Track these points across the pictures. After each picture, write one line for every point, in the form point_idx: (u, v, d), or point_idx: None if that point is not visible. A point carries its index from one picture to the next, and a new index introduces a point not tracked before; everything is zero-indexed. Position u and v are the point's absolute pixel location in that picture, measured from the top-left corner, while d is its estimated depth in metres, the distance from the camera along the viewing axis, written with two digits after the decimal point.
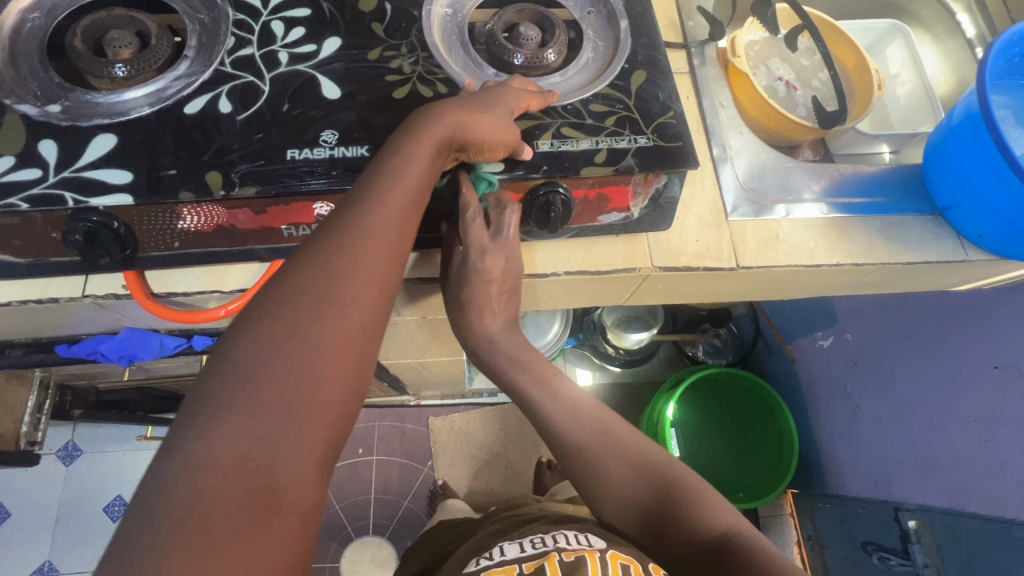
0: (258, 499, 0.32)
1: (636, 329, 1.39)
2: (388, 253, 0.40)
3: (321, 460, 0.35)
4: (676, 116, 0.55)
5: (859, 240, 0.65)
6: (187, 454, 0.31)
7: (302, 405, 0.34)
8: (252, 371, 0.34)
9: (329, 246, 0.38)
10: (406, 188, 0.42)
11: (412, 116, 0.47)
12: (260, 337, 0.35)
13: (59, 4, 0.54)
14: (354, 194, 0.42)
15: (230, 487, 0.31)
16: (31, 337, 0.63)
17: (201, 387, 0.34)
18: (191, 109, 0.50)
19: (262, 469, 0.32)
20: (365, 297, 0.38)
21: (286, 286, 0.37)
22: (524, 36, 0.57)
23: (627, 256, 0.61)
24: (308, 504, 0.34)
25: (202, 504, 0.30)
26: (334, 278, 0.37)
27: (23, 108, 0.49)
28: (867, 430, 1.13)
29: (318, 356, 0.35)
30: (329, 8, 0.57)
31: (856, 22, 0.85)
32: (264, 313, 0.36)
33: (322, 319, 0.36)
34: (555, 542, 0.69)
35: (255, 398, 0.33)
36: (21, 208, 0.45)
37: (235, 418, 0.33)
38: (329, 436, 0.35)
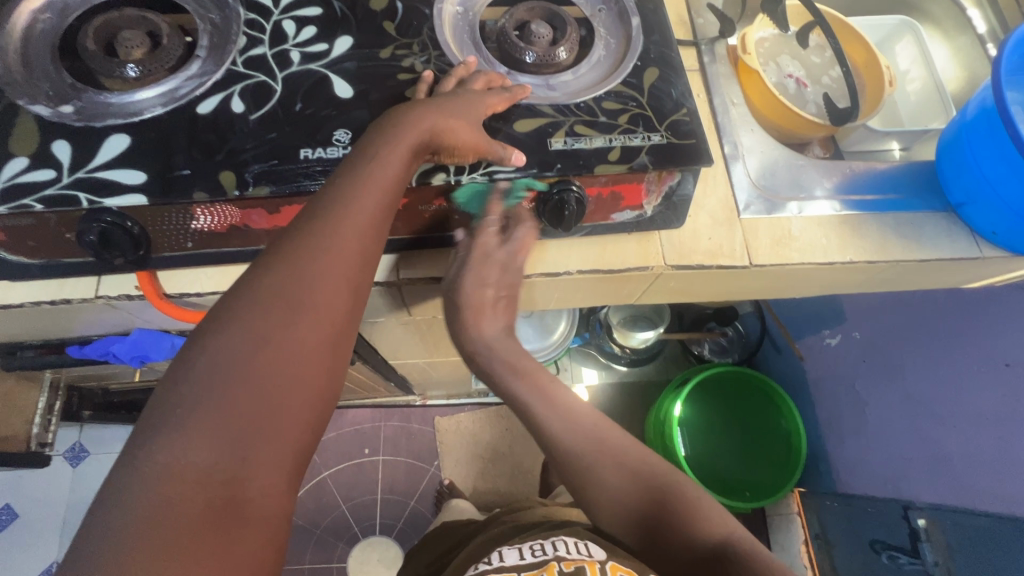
0: (223, 509, 0.32)
1: (642, 328, 1.39)
2: (362, 258, 0.40)
3: (289, 469, 0.35)
4: (690, 113, 0.54)
5: (873, 238, 0.65)
6: (153, 462, 0.32)
7: (269, 413, 0.34)
8: (219, 379, 0.34)
9: (298, 252, 0.39)
10: (378, 194, 0.43)
11: (380, 118, 0.47)
12: (227, 346, 0.35)
13: (70, 4, 0.54)
14: (335, 194, 0.42)
15: (195, 497, 0.31)
16: (44, 338, 0.63)
17: (168, 395, 0.34)
18: (203, 109, 0.50)
19: (229, 477, 0.32)
20: (335, 304, 0.38)
21: (254, 294, 0.37)
22: (536, 34, 0.57)
23: (640, 255, 0.60)
24: (276, 512, 0.34)
25: (165, 514, 0.30)
26: (303, 286, 0.38)
27: (36, 109, 0.49)
28: (877, 429, 1.13)
29: (286, 364, 0.35)
30: (340, 7, 0.56)
31: (866, 18, 0.85)
32: (232, 321, 0.36)
33: (290, 327, 0.36)
34: (555, 549, 0.67)
35: (221, 407, 0.33)
36: (35, 209, 0.45)
37: (200, 427, 0.33)
38: (297, 444, 0.35)
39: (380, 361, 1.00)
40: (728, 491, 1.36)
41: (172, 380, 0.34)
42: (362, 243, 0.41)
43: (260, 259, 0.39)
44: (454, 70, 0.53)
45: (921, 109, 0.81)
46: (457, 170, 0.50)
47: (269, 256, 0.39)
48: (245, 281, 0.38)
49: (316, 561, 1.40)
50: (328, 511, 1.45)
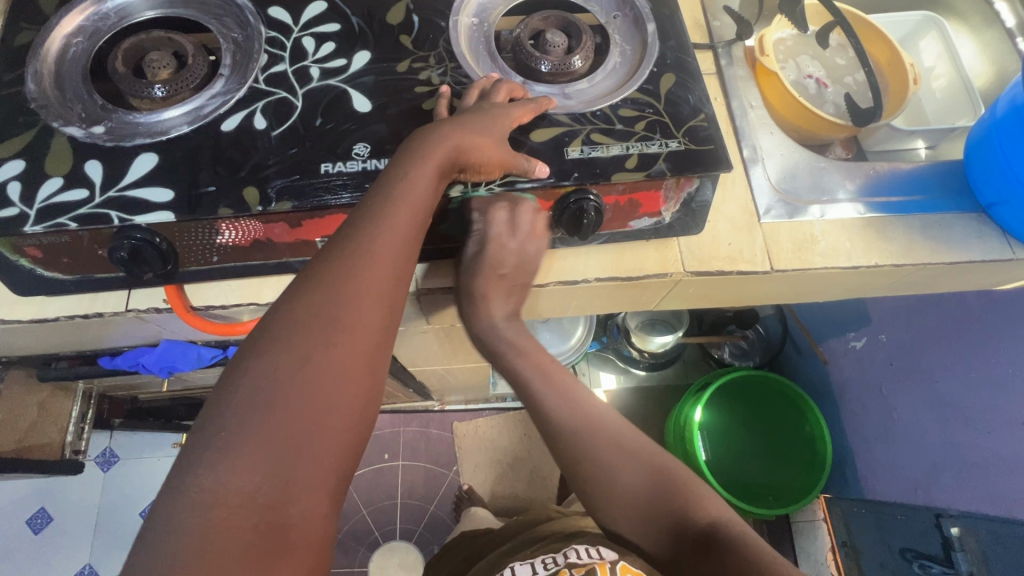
0: (267, 532, 0.32)
1: (661, 332, 1.37)
2: (394, 276, 0.41)
3: (330, 493, 0.35)
4: (708, 118, 0.54)
5: (899, 241, 0.63)
6: (197, 486, 0.32)
7: (311, 435, 0.35)
8: (258, 403, 0.35)
9: (333, 275, 0.39)
10: (408, 214, 0.43)
11: (409, 138, 0.48)
12: (268, 368, 0.36)
13: (100, 28, 0.56)
14: (363, 212, 0.43)
15: (241, 521, 0.32)
16: (77, 350, 0.66)
17: (210, 418, 0.34)
18: (227, 126, 0.52)
19: (272, 502, 0.33)
20: (369, 326, 0.39)
21: (291, 316, 0.38)
22: (551, 43, 0.57)
23: (658, 261, 0.60)
24: (316, 537, 0.34)
25: (214, 539, 0.31)
26: (338, 309, 0.38)
27: (69, 130, 0.51)
28: (906, 433, 1.10)
29: (324, 387, 0.36)
30: (358, 22, 0.57)
31: (887, 15, 0.83)
32: (270, 343, 0.37)
33: (327, 350, 0.37)
34: (566, 557, 0.65)
35: (262, 432, 0.34)
36: (70, 227, 0.46)
37: (243, 450, 0.33)
38: (337, 467, 0.36)
39: (400, 368, 1.01)
40: (754, 497, 1.34)
41: (214, 401, 0.35)
42: (395, 263, 0.41)
43: (296, 281, 0.40)
44: (475, 83, 0.54)
45: (947, 106, 0.79)
46: (475, 183, 0.51)
47: (304, 279, 0.40)
48: (282, 303, 0.39)
49: (338, 565, 1.42)
50: (349, 516, 1.46)
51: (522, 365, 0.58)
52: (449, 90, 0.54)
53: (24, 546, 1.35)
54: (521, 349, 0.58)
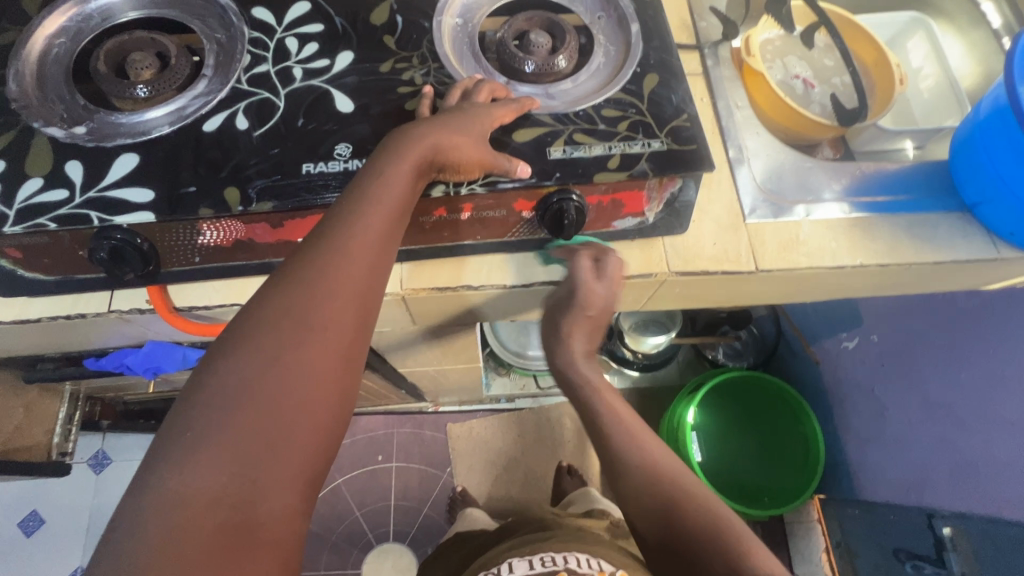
0: (234, 532, 0.32)
1: (654, 333, 1.37)
2: (369, 275, 0.41)
3: (301, 492, 0.35)
4: (690, 118, 0.54)
5: (885, 240, 0.63)
6: (165, 485, 0.32)
7: (281, 434, 0.35)
8: (228, 404, 0.35)
9: (306, 275, 0.39)
10: (384, 214, 0.43)
11: (388, 138, 0.48)
12: (239, 367, 0.36)
13: (83, 28, 0.56)
14: (341, 212, 0.43)
15: (208, 521, 0.32)
16: (62, 351, 0.65)
17: (180, 418, 0.34)
18: (209, 126, 0.51)
19: (241, 502, 0.33)
20: (343, 326, 0.39)
21: (263, 317, 0.38)
22: (535, 43, 0.57)
23: (643, 261, 0.60)
24: (288, 537, 0.34)
25: (180, 539, 0.31)
26: (310, 310, 0.38)
27: (50, 130, 0.50)
28: (899, 434, 1.10)
29: (295, 387, 0.36)
30: (342, 23, 0.57)
31: (874, 16, 0.83)
32: (241, 343, 0.37)
33: (299, 350, 0.37)
34: (566, 561, 0.66)
35: (230, 432, 0.34)
36: (49, 228, 0.46)
37: (212, 450, 0.33)
38: (309, 466, 0.36)
39: (390, 369, 1.00)
40: (751, 499, 1.33)
41: (185, 401, 0.35)
42: (369, 263, 0.41)
43: (270, 281, 0.40)
44: (458, 83, 0.54)
45: (935, 106, 0.80)
46: (457, 182, 0.51)
47: (278, 279, 0.40)
48: (255, 303, 0.39)
49: (331, 567, 1.42)
50: (343, 517, 1.46)
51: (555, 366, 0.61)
52: (432, 91, 0.54)
53: (16, 547, 1.35)
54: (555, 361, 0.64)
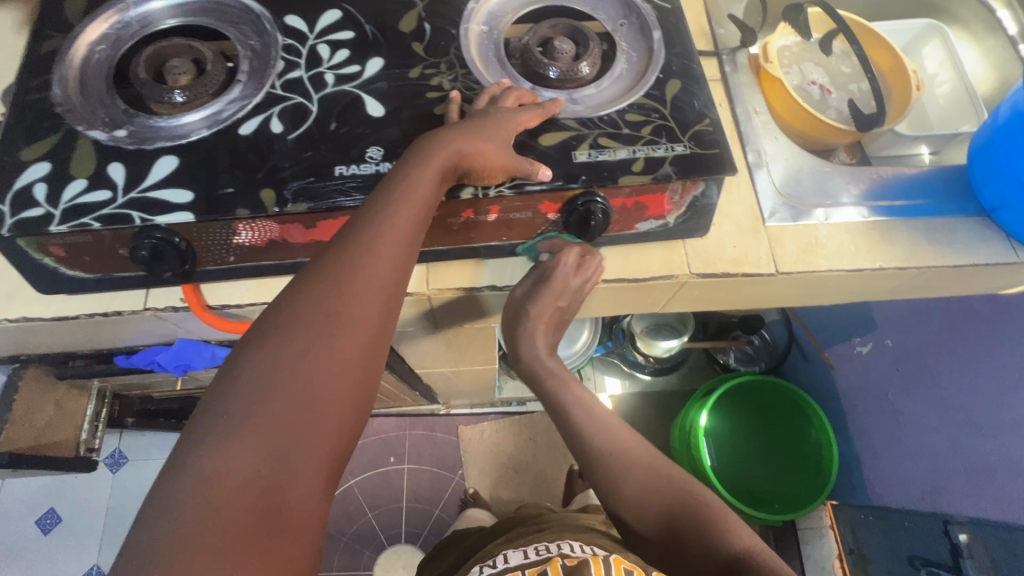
0: (264, 515, 0.33)
1: (666, 337, 1.38)
2: (394, 272, 0.42)
3: (326, 480, 0.36)
4: (713, 123, 0.55)
5: (903, 244, 0.64)
6: (198, 466, 0.34)
7: (309, 425, 0.36)
8: (260, 391, 0.36)
9: (336, 269, 0.40)
10: (410, 215, 0.45)
11: (416, 142, 0.49)
12: (271, 356, 0.37)
13: (123, 36, 0.58)
14: (369, 212, 0.44)
15: (239, 502, 0.33)
16: (93, 348, 0.67)
17: (215, 403, 0.36)
18: (245, 130, 0.53)
19: (270, 485, 0.34)
20: (370, 320, 0.40)
21: (295, 309, 0.39)
22: (559, 50, 0.59)
23: (665, 263, 0.61)
24: (312, 521, 0.35)
25: (213, 519, 0.32)
26: (339, 303, 0.39)
27: (93, 133, 0.52)
28: (915, 439, 1.10)
29: (324, 378, 0.37)
30: (372, 30, 0.59)
31: (889, 23, 0.84)
32: (273, 333, 0.38)
33: (329, 342, 0.38)
34: (560, 548, 0.71)
35: (262, 419, 0.35)
36: (93, 227, 0.48)
37: (245, 435, 0.35)
38: (334, 455, 0.37)
39: (407, 370, 1.02)
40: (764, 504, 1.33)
41: (218, 387, 0.36)
42: (394, 261, 0.42)
43: (301, 274, 0.41)
44: (486, 89, 0.55)
45: (950, 115, 0.81)
46: (485, 185, 0.52)
47: (309, 273, 0.41)
48: (287, 295, 0.41)
49: (344, 567, 1.42)
50: (355, 518, 1.47)
51: (549, 377, 0.63)
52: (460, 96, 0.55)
53: (34, 545, 1.36)
54: (539, 358, 0.64)
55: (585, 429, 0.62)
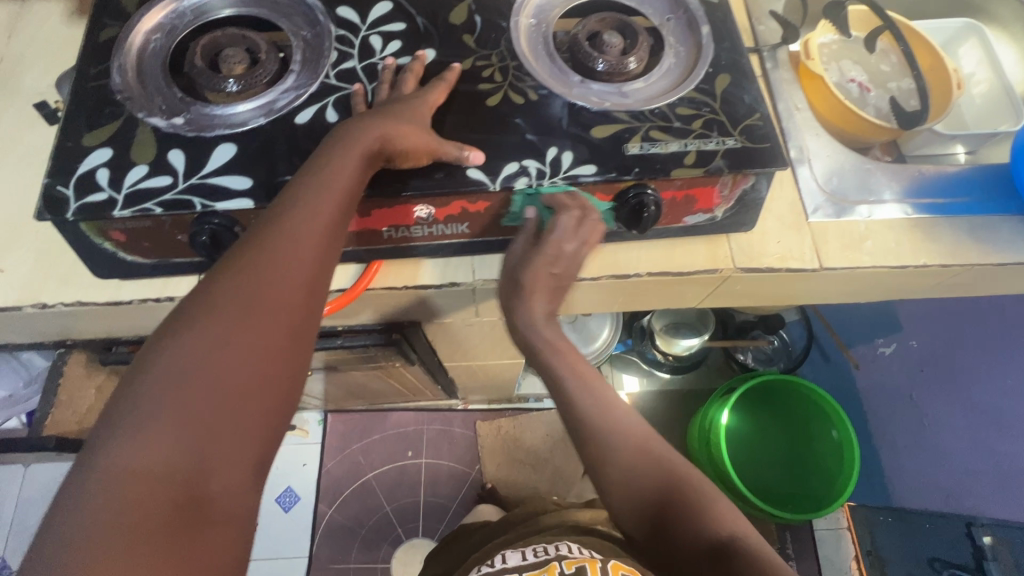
0: (185, 509, 0.32)
1: (686, 335, 1.35)
2: (319, 257, 0.41)
3: (251, 469, 0.36)
4: (763, 117, 0.55)
5: (947, 243, 0.64)
6: (111, 463, 0.32)
7: (231, 415, 0.35)
8: (174, 383, 0.35)
9: (256, 256, 0.39)
10: (335, 200, 0.44)
11: (341, 129, 0.48)
12: (188, 346, 0.36)
13: (178, 25, 0.59)
14: (294, 196, 0.43)
15: (155, 501, 0.32)
16: (137, 335, 0.67)
17: (126, 398, 0.34)
18: (301, 119, 0.54)
19: (190, 479, 0.33)
20: (293, 305, 0.39)
21: (210, 297, 0.38)
22: (608, 44, 0.59)
23: (709, 257, 0.61)
24: (237, 512, 0.35)
25: (127, 516, 0.31)
26: (260, 290, 0.38)
27: (152, 120, 0.53)
28: (935, 439, 1.18)
29: (245, 365, 0.36)
30: (423, 22, 0.59)
31: (927, 21, 0.84)
32: (190, 322, 0.37)
33: (250, 329, 0.37)
34: (558, 550, 0.73)
35: (178, 411, 0.34)
36: (155, 212, 0.49)
37: (162, 427, 0.33)
38: (260, 443, 0.36)
39: (435, 364, 1.02)
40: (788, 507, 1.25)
41: (128, 382, 0.35)
42: (319, 246, 0.42)
43: (220, 262, 0.40)
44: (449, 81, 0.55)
45: (988, 113, 0.80)
46: (539, 175, 0.52)
47: (227, 260, 0.40)
48: (202, 284, 0.39)
49: (362, 560, 1.43)
50: (373, 511, 1.48)
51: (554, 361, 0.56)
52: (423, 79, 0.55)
53: None
54: (549, 331, 0.55)
55: (570, 400, 0.54)
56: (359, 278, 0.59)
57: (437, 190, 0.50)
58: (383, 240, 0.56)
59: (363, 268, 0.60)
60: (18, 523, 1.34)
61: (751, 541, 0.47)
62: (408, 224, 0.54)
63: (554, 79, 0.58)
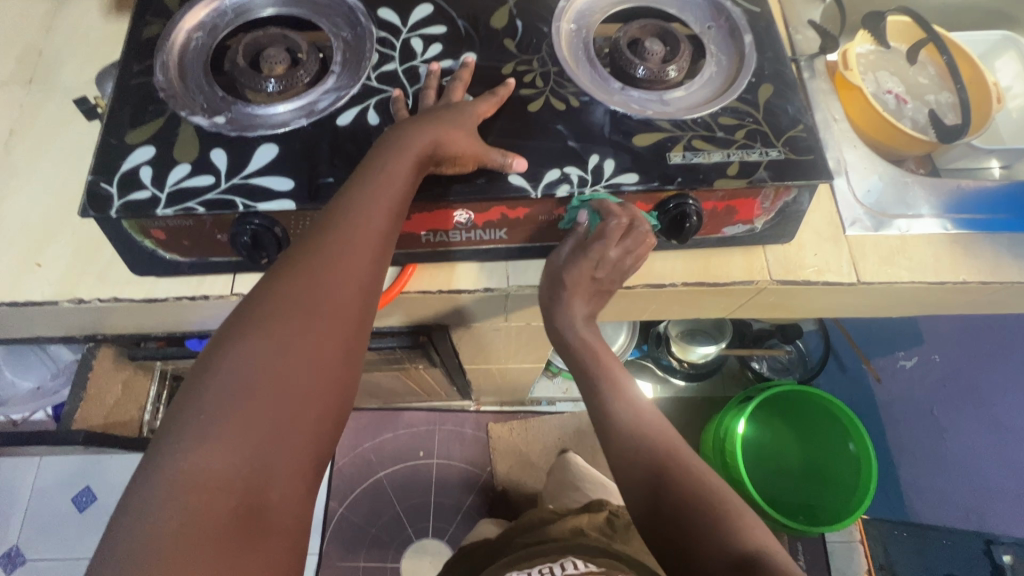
0: (246, 517, 0.33)
1: (703, 343, 1.34)
2: (372, 265, 0.41)
3: (307, 478, 0.36)
4: (807, 129, 0.55)
5: (987, 260, 0.63)
6: (176, 470, 0.33)
7: (289, 423, 0.35)
8: (237, 389, 0.35)
9: (312, 263, 0.40)
10: (387, 207, 0.44)
11: (389, 134, 0.48)
12: (247, 352, 0.36)
13: (219, 24, 0.59)
14: (346, 202, 0.43)
15: (219, 508, 0.32)
16: (167, 332, 0.68)
17: (189, 403, 0.35)
18: (343, 120, 0.54)
19: (251, 487, 0.33)
20: (349, 313, 0.39)
21: (269, 303, 0.38)
22: (649, 51, 0.58)
23: (745, 269, 0.61)
24: (294, 520, 0.35)
25: (192, 522, 0.31)
26: (317, 297, 0.39)
27: (195, 119, 0.53)
28: (957, 457, 1.12)
29: (304, 373, 0.37)
30: (464, 26, 0.59)
31: (963, 33, 0.83)
32: (249, 328, 0.37)
33: (308, 336, 0.37)
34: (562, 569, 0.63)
35: (240, 418, 0.34)
36: (198, 212, 0.48)
37: (224, 433, 0.34)
38: (316, 451, 0.37)
39: (455, 366, 1.02)
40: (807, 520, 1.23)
41: (191, 387, 0.35)
42: (373, 253, 0.42)
43: (276, 267, 0.40)
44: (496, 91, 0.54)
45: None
46: (581, 183, 0.51)
47: (283, 266, 0.40)
48: (259, 290, 0.39)
49: (371, 559, 1.43)
50: (383, 510, 1.48)
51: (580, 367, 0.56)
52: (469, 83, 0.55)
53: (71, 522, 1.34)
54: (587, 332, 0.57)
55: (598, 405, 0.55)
56: (393, 282, 0.59)
57: (478, 197, 0.50)
58: (421, 243, 0.56)
59: (397, 271, 0.60)
60: (32, 512, 1.35)
61: (779, 557, 0.46)
62: (446, 228, 0.54)
63: (595, 85, 0.57)
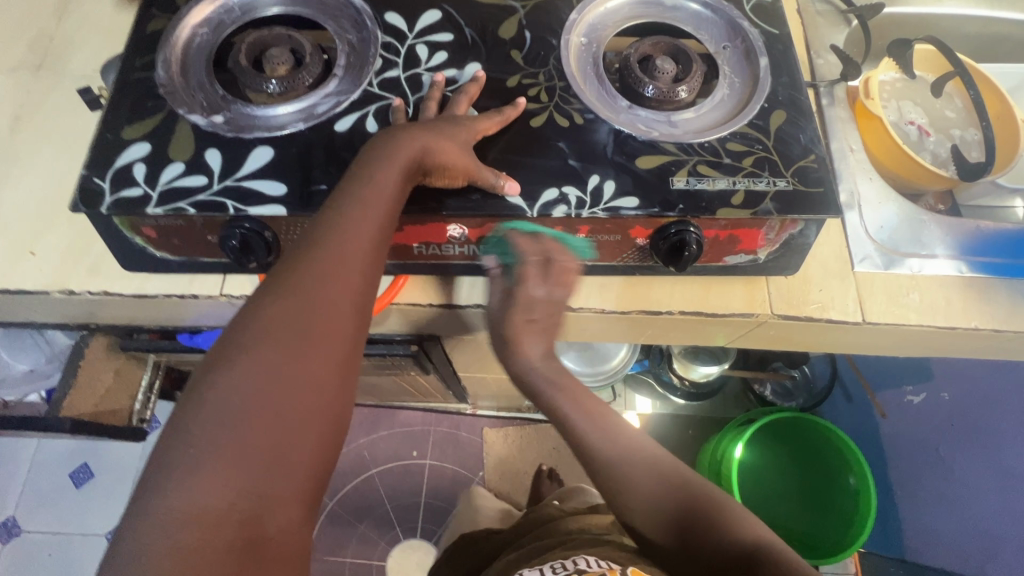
0: (247, 549, 0.32)
1: (704, 362, 1.28)
2: (364, 283, 0.41)
3: (307, 502, 0.35)
4: (819, 159, 0.53)
5: (1003, 307, 0.60)
6: (170, 505, 0.32)
7: (283, 449, 0.35)
8: (227, 417, 0.34)
9: (301, 282, 0.39)
10: (378, 222, 0.43)
11: (376, 141, 0.47)
12: (236, 379, 0.35)
13: (225, 20, 0.58)
14: (335, 216, 0.42)
15: (218, 541, 0.32)
16: (159, 325, 0.68)
17: (179, 435, 0.34)
18: (341, 126, 0.53)
19: (249, 516, 0.33)
20: (341, 332, 0.38)
21: (258, 327, 0.37)
22: (660, 69, 0.56)
23: (746, 300, 0.59)
24: (297, 545, 0.34)
25: (194, 556, 0.31)
26: (309, 318, 0.38)
27: (192, 118, 0.52)
28: (966, 496, 1.10)
29: (297, 397, 0.36)
30: (471, 35, 0.58)
31: (995, 66, 0.80)
32: (239, 353, 0.36)
33: (300, 359, 0.37)
34: (575, 564, 0.56)
35: (234, 447, 0.34)
36: (188, 212, 0.48)
37: (218, 463, 0.33)
38: (312, 476, 0.36)
39: (449, 374, 1.00)
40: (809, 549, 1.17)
41: (180, 417, 0.34)
42: (363, 270, 0.41)
43: (264, 289, 0.39)
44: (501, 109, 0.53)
45: None
46: (579, 204, 0.50)
47: (271, 287, 0.39)
48: (246, 313, 0.39)
49: (358, 555, 1.43)
50: (373, 507, 1.47)
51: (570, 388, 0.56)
52: (472, 95, 0.54)
53: (65, 497, 1.36)
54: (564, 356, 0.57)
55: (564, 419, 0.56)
56: (385, 291, 0.59)
57: (471, 212, 0.49)
58: (414, 255, 0.55)
59: (389, 281, 0.59)
60: (30, 484, 1.37)
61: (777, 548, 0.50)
62: (439, 241, 0.53)
63: (602, 103, 0.56)
